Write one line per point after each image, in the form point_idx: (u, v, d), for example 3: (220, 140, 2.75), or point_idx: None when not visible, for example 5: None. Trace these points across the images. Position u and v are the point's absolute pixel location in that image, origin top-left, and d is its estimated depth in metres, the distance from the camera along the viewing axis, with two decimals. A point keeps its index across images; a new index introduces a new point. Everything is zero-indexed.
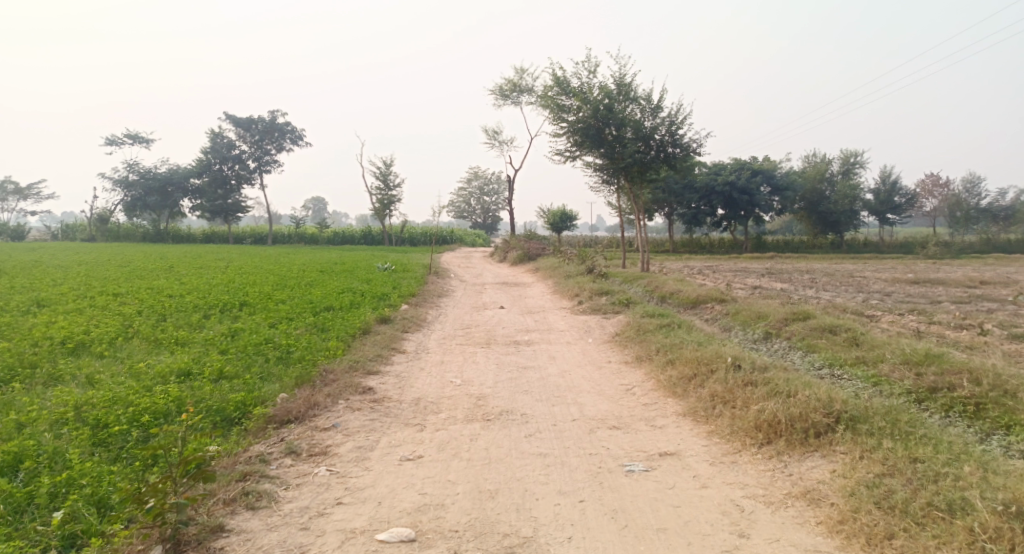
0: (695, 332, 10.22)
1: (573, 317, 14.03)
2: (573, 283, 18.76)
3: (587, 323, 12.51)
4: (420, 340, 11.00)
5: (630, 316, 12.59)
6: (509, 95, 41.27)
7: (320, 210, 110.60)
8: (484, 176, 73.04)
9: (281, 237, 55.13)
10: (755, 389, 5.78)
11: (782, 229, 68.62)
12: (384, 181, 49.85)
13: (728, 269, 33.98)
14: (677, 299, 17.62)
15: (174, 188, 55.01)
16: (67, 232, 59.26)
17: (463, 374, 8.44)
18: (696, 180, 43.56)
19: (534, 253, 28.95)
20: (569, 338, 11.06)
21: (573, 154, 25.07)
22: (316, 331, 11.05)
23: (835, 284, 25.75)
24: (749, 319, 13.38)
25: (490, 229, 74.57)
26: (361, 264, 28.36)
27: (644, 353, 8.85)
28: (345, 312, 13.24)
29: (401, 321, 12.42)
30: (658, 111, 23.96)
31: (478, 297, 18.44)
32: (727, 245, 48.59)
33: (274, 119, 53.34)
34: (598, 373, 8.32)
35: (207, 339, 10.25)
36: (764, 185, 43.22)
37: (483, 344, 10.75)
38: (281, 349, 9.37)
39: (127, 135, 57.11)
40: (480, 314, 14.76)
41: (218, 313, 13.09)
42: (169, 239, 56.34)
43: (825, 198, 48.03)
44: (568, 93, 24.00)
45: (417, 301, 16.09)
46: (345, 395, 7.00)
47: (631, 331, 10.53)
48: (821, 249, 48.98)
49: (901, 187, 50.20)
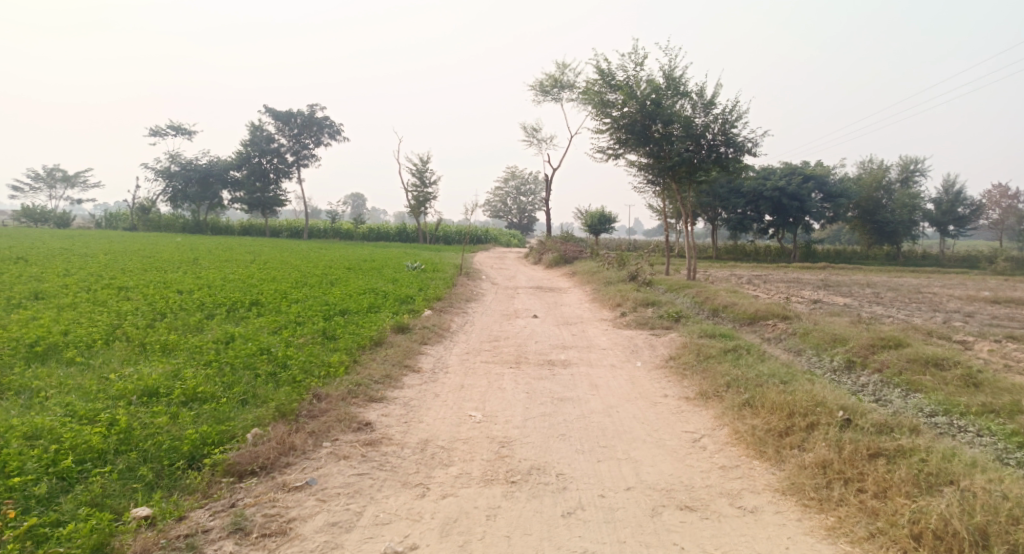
0: (768, 360, 8.53)
1: (616, 331, 12.37)
2: (614, 291, 17.11)
3: (634, 341, 10.89)
4: (440, 355, 9.48)
5: (684, 334, 10.92)
6: (550, 91, 39.64)
7: (359, 206, 110.60)
8: (522, 175, 71.55)
9: (317, 232, 54.44)
10: (895, 470, 4.20)
11: (832, 237, 65.47)
12: (420, 178, 48.73)
13: (780, 280, 31.82)
14: (732, 314, 15.82)
15: (214, 180, 54.72)
16: (109, 221, 59.60)
17: (486, 404, 6.89)
18: (743, 185, 41.28)
19: (571, 256, 27.27)
20: (614, 360, 9.43)
21: (616, 151, 23.40)
22: (323, 340, 9.60)
23: (903, 300, 23.55)
24: (822, 343, 11.58)
25: (527, 229, 73.09)
26: (391, 262, 27.09)
27: (709, 388, 7.21)
28: (360, 317, 11.76)
29: (421, 329, 10.95)
30: (710, 108, 22.11)
31: (511, 302, 16.92)
32: (774, 253, 46.14)
33: (314, 113, 52.58)
34: (652, 413, 6.69)
35: (197, 345, 8.85)
36: (816, 192, 40.81)
37: (513, 363, 9.18)
38: (276, 363, 7.89)
39: (169, 126, 57.08)
40: (512, 324, 13.22)
41: (222, 314, 11.71)
42: (208, 231, 56.22)
43: (882, 207, 45.22)
44: (612, 86, 22.29)
45: (443, 305, 14.61)
46: (335, 433, 5.52)
47: (689, 355, 8.88)
48: (876, 261, 46.19)
49: (965, 197, 47.03)
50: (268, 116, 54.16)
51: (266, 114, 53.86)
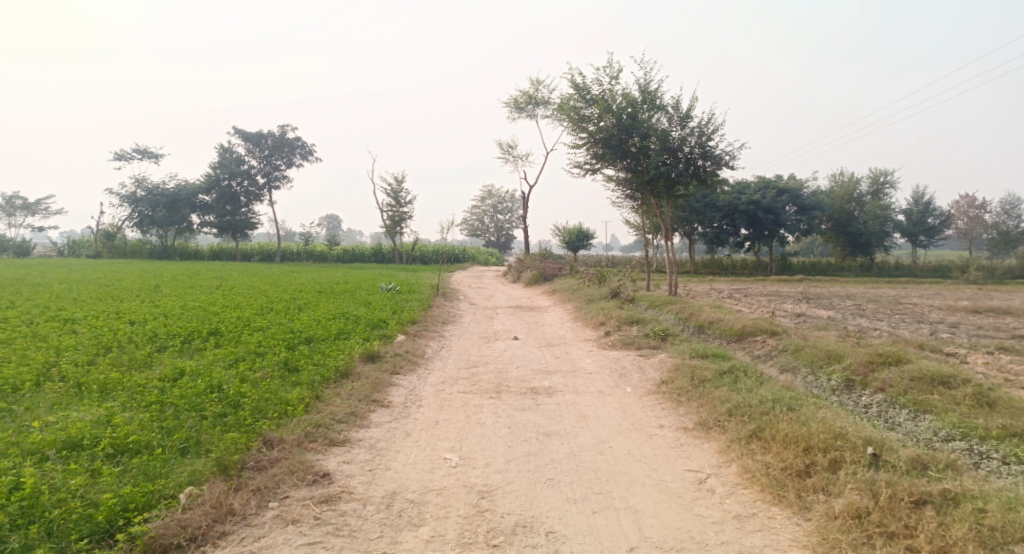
0: (768, 382, 7.91)
1: (601, 353, 11.69)
2: (596, 309, 16.48)
3: (622, 363, 10.22)
4: (413, 386, 8.71)
5: (674, 354, 10.27)
6: (524, 107, 39.25)
7: (334, 228, 109.17)
8: (497, 194, 71.10)
9: (289, 255, 53.27)
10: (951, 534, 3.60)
11: (806, 249, 65.84)
12: (395, 198, 47.96)
13: (760, 293, 31.49)
14: (719, 331, 15.25)
15: (182, 204, 53.35)
16: (72, 248, 57.76)
17: (463, 443, 6.15)
18: (718, 199, 41.11)
19: (550, 274, 26.61)
20: (602, 385, 8.73)
21: (593, 166, 22.89)
22: (284, 373, 8.80)
23: (886, 312, 23.26)
24: (816, 361, 11.01)
25: (504, 248, 72.56)
26: (365, 284, 26.20)
27: (708, 417, 6.55)
28: (327, 345, 10.95)
29: (392, 357, 10.16)
30: (687, 120, 21.74)
31: (489, 324, 16.21)
32: (751, 267, 45.98)
33: (285, 134, 51.66)
34: (649, 449, 5.99)
35: (141, 383, 8.01)
36: (790, 205, 40.83)
37: (492, 393, 8.44)
38: (226, 402, 7.08)
39: (135, 150, 55.70)
40: (490, 347, 12.48)
41: (175, 347, 10.82)
42: (177, 256, 54.77)
43: (854, 219, 45.43)
44: (588, 101, 21.81)
45: (418, 329, 13.82)
46: (286, 489, 4.78)
47: (682, 379, 8.24)
48: (850, 272, 46.25)
49: (934, 207, 47.46)
50: (237, 138, 53.10)
51: (235, 136, 52.81)
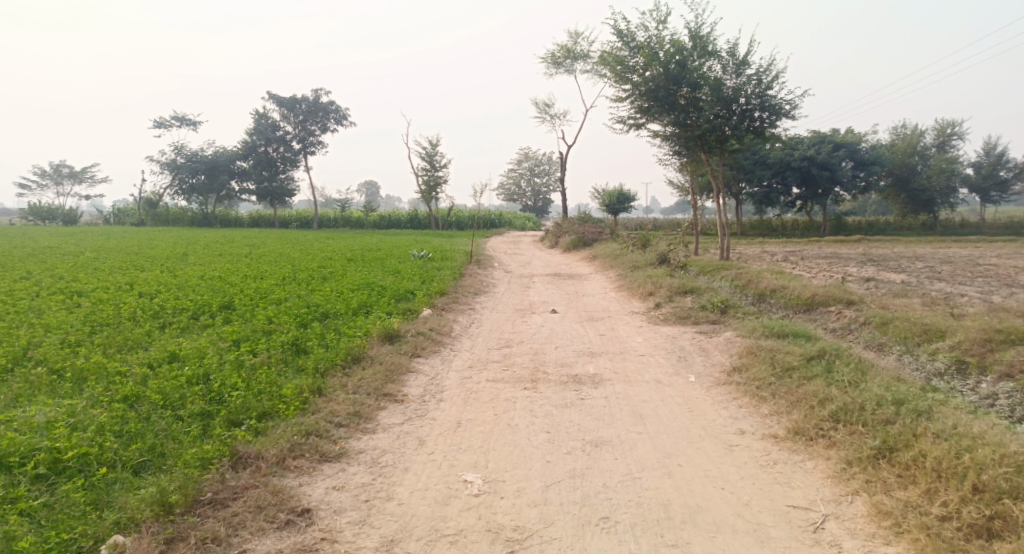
0: (870, 370, 6.38)
1: (653, 329, 10.19)
2: (644, 277, 14.93)
3: (680, 343, 8.74)
4: (435, 373, 7.39)
5: (742, 332, 8.73)
6: (563, 62, 37.18)
7: (373, 194, 108.71)
8: (536, 156, 69.14)
9: (327, 221, 52.57)
10: None
11: (861, 207, 62.40)
12: (431, 161, 46.66)
13: (819, 256, 29.37)
14: (783, 300, 13.58)
15: (220, 172, 52.76)
16: (116, 217, 58.20)
17: (489, 458, 4.83)
18: (769, 155, 38.54)
19: (591, 238, 25.02)
20: (658, 374, 7.27)
21: (637, 121, 21.07)
22: (289, 357, 7.59)
23: (966, 274, 21.05)
24: (912, 339, 9.33)
25: (543, 211, 70.79)
26: (397, 251, 25.05)
27: (804, 421, 5.08)
28: (343, 322, 9.70)
29: (414, 337, 8.85)
30: (743, 67, 19.65)
31: (526, 294, 14.86)
32: (803, 227, 43.39)
33: (319, 97, 50.54)
34: (731, 469, 4.55)
35: (121, 369, 6.83)
36: (847, 160, 38.17)
37: (527, 383, 7.07)
38: (210, 397, 5.84)
39: (173, 117, 55.31)
40: (526, 322, 11.12)
41: (177, 325, 9.70)
42: (217, 223, 54.55)
43: (917, 174, 42.32)
44: (632, 48, 19.91)
45: (447, 301, 12.50)
46: (245, 539, 3.69)
47: (759, 365, 6.75)
48: (911, 232, 43.30)
49: (1007, 159, 43.89)
50: (272, 103, 52.19)
51: (270, 100, 51.90)
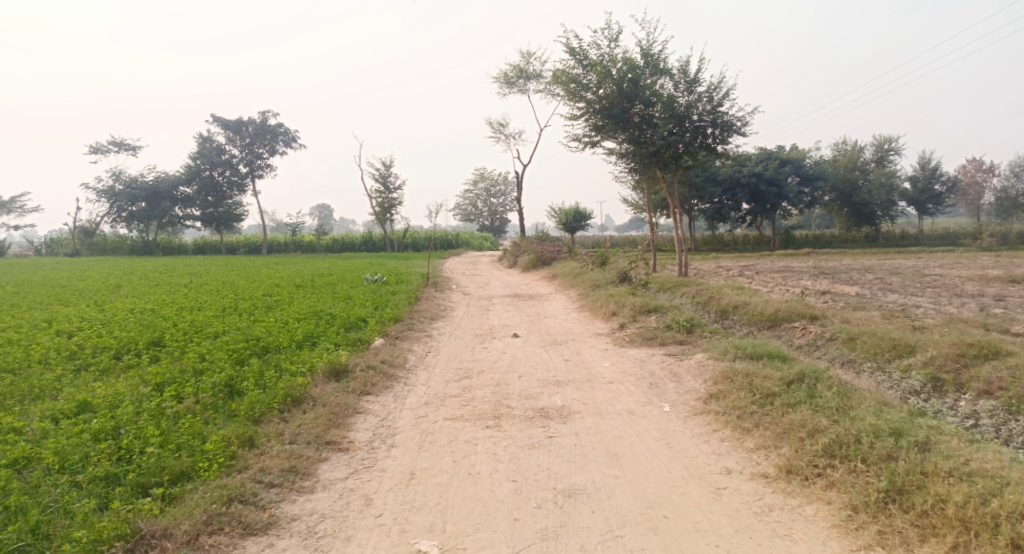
0: (854, 392, 5.98)
1: (620, 352, 9.67)
2: (605, 297, 14.49)
3: (649, 368, 8.25)
4: (386, 412, 6.72)
5: (713, 354, 8.29)
6: (514, 82, 37.00)
7: (325, 218, 106.75)
8: (489, 176, 68.80)
9: (276, 247, 51.05)
10: None
11: (806, 222, 63.81)
12: (384, 183, 45.82)
13: (772, 270, 29.58)
14: (746, 317, 13.30)
15: (162, 198, 50.74)
16: (50, 248, 55.33)
17: (447, 519, 4.23)
18: (719, 172, 38.91)
19: (548, 258, 24.58)
20: (630, 404, 6.73)
21: (592, 139, 20.80)
22: (220, 401, 6.83)
23: (917, 286, 21.30)
24: (882, 356, 9.03)
25: (498, 232, 70.45)
26: (349, 276, 24.16)
27: (796, 456, 4.61)
28: (285, 357, 8.92)
29: (364, 371, 8.14)
30: (694, 85, 19.61)
31: (485, 318, 14.25)
32: (754, 242, 43.87)
33: (266, 120, 49.25)
34: (722, 519, 4.04)
35: (19, 426, 5.97)
36: (793, 176, 38.89)
37: (488, 420, 6.45)
38: (118, 460, 5.07)
39: (111, 142, 53.16)
40: (486, 349, 10.52)
41: (96, 367, 8.78)
42: (160, 252, 52.43)
43: (859, 188, 43.38)
44: (585, 66, 19.66)
45: (400, 329, 11.79)
46: None
47: (738, 391, 6.29)
48: (856, 244, 44.27)
49: (941, 173, 45.41)
50: (217, 126, 50.65)
51: (215, 124, 50.38)
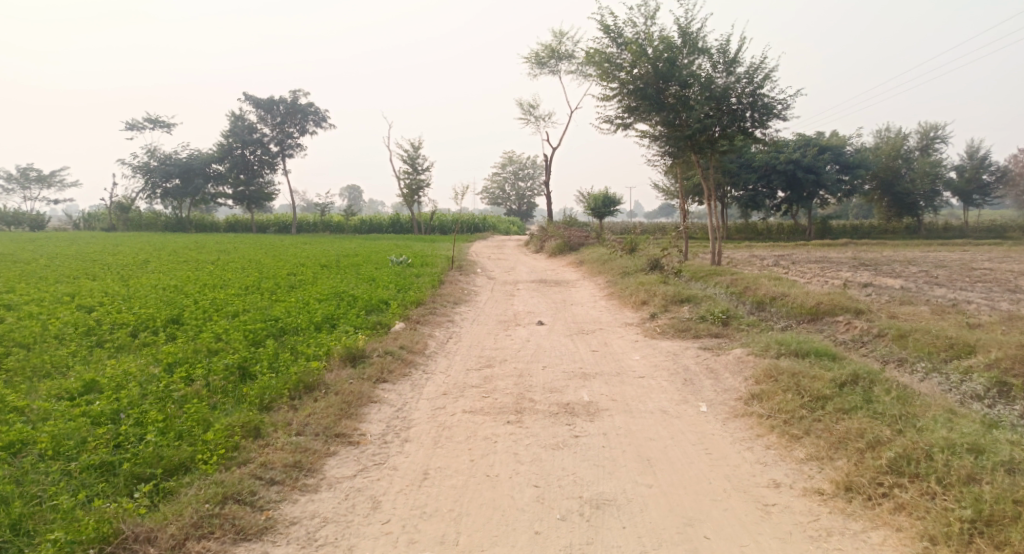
0: (915, 398, 5.40)
1: (651, 344, 9.13)
2: (636, 284, 13.92)
3: (682, 363, 7.73)
4: (402, 403, 6.30)
5: (753, 349, 7.73)
6: (546, 62, 36.24)
7: (356, 198, 107.12)
8: (519, 160, 68.08)
9: (306, 226, 51.15)
10: None
11: (843, 211, 62.00)
12: (413, 164, 45.50)
13: (809, 260, 28.59)
14: (785, 310, 12.64)
15: (195, 176, 51.04)
16: (86, 222, 56.22)
17: (461, 528, 3.83)
18: (754, 158, 37.78)
19: (576, 243, 24.00)
20: (662, 403, 6.23)
21: (625, 121, 20.10)
22: (230, 385, 6.45)
23: (965, 280, 20.28)
24: (938, 356, 8.38)
25: (526, 216, 69.86)
26: (375, 257, 23.90)
27: (856, 472, 4.08)
28: (301, 340, 8.54)
29: (381, 358, 7.73)
30: (733, 65, 18.76)
31: (509, 303, 13.80)
32: (789, 231, 42.70)
33: (297, 99, 49.13)
34: (771, 544, 3.56)
35: (19, 404, 5.63)
36: (831, 163, 37.59)
37: (509, 415, 5.99)
38: (115, 445, 4.68)
39: (146, 119, 53.59)
40: (510, 336, 10.07)
41: (111, 343, 8.49)
42: (192, 228, 52.91)
43: (900, 177, 41.89)
44: (619, 44, 18.92)
45: (422, 314, 11.38)
46: None
47: (784, 392, 5.74)
48: (895, 235, 42.80)
49: (989, 163, 43.61)
50: (248, 105, 50.71)
51: (247, 102, 50.44)
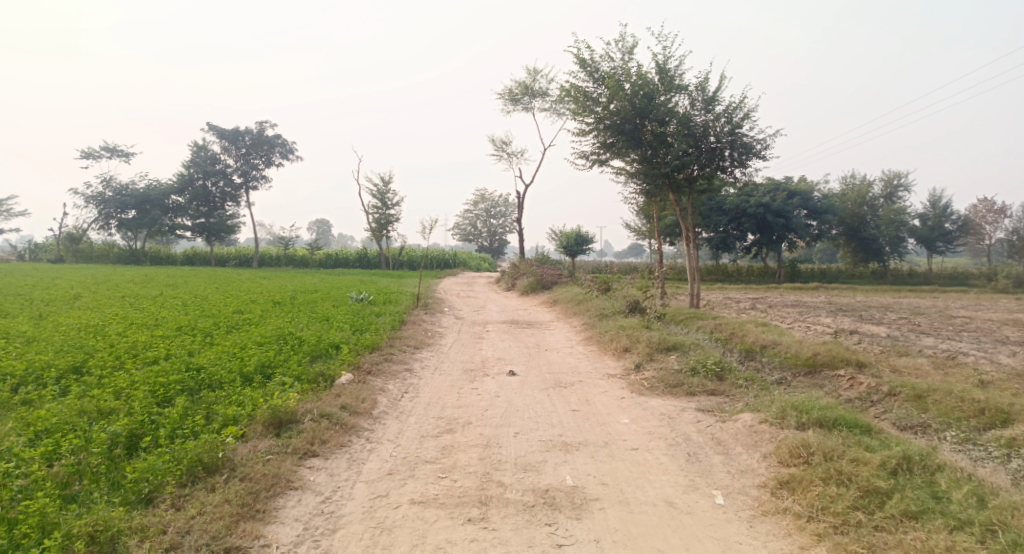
0: (995, 495, 4.20)
1: (640, 403, 7.85)
2: (615, 329, 12.67)
3: (683, 430, 6.43)
4: (331, 491, 4.94)
5: (765, 415, 6.48)
6: (519, 99, 35.53)
7: (324, 232, 105.41)
8: (491, 197, 67.20)
9: (268, 260, 49.24)
10: None
11: (809, 255, 62.01)
12: (381, 200, 44.20)
13: (785, 304, 27.80)
14: (778, 360, 11.51)
15: (152, 206, 48.83)
16: (33, 253, 53.49)
17: None
18: (725, 201, 37.37)
19: (549, 282, 22.81)
20: (665, 489, 4.93)
21: (600, 158, 19.10)
22: (107, 466, 5.03)
23: (950, 328, 19.49)
24: (968, 424, 7.26)
25: (496, 254, 68.73)
26: (335, 293, 22.34)
27: None
28: (222, 397, 7.09)
29: (315, 424, 6.30)
30: (713, 103, 17.98)
31: (476, 348, 12.43)
32: (758, 274, 42.16)
33: (263, 130, 47.65)
34: None
35: None
36: (800, 208, 37.32)
37: (470, 508, 4.66)
38: None
39: (103, 147, 51.53)
40: (476, 390, 8.69)
41: None
42: (147, 261, 50.54)
43: (867, 224, 41.87)
44: (596, 79, 18.02)
45: (376, 361, 9.93)
46: None
47: (824, 482, 4.51)
48: (862, 280, 42.52)
49: (952, 211, 43.81)
50: (212, 135, 49.07)
51: (211, 132, 48.83)
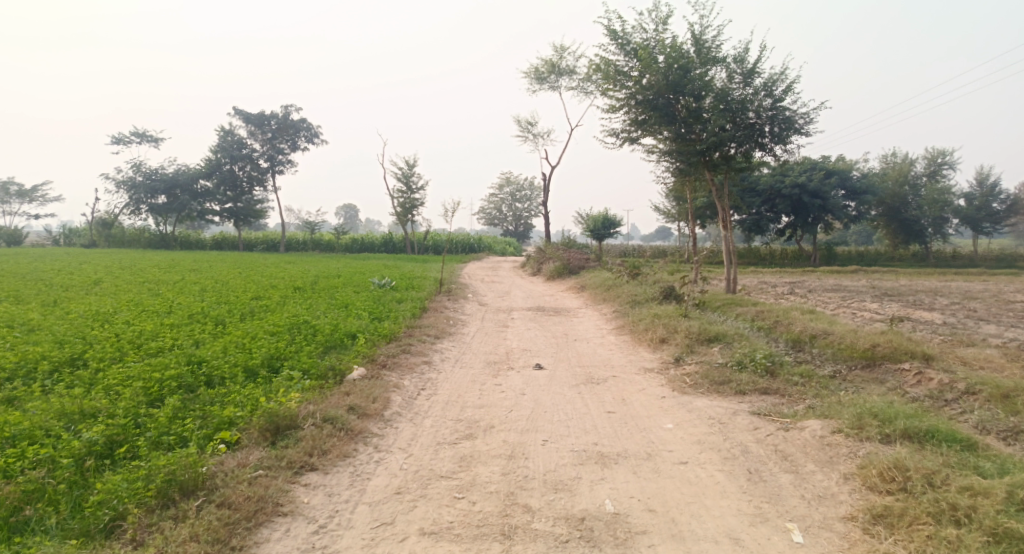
0: None
1: (684, 403, 6.96)
2: (649, 318, 11.74)
3: (738, 440, 5.51)
4: (326, 517, 4.18)
5: (836, 423, 5.54)
6: (546, 77, 34.39)
7: (353, 216, 105.44)
8: (517, 180, 66.17)
9: (295, 244, 48.98)
10: None
11: (846, 237, 59.89)
12: (407, 183, 43.52)
13: (825, 288, 26.46)
14: (830, 351, 10.48)
15: (181, 192, 48.73)
16: (66, 238, 54.03)
17: None
18: (759, 181, 35.93)
19: (577, 266, 21.86)
20: (729, 519, 4.06)
21: (631, 135, 18.04)
22: (71, 483, 4.30)
23: (1008, 315, 18.11)
24: None
25: (523, 237, 67.79)
26: (358, 279, 21.65)
27: None
28: (220, 396, 6.34)
29: (318, 429, 5.52)
30: (752, 76, 16.75)
31: (501, 337, 11.61)
32: (793, 256, 40.60)
33: (289, 114, 47.15)
34: None
35: None
36: (838, 189, 35.70)
37: (491, 544, 3.86)
38: None
39: (132, 133, 51.63)
40: (500, 386, 7.87)
41: None
42: (176, 245, 50.65)
43: (908, 204, 39.99)
44: (627, 52, 16.91)
45: (393, 353, 9.15)
46: None
47: (939, 525, 3.64)
48: (903, 263, 40.69)
49: (999, 190, 41.62)
50: (239, 119, 48.75)
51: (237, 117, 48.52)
